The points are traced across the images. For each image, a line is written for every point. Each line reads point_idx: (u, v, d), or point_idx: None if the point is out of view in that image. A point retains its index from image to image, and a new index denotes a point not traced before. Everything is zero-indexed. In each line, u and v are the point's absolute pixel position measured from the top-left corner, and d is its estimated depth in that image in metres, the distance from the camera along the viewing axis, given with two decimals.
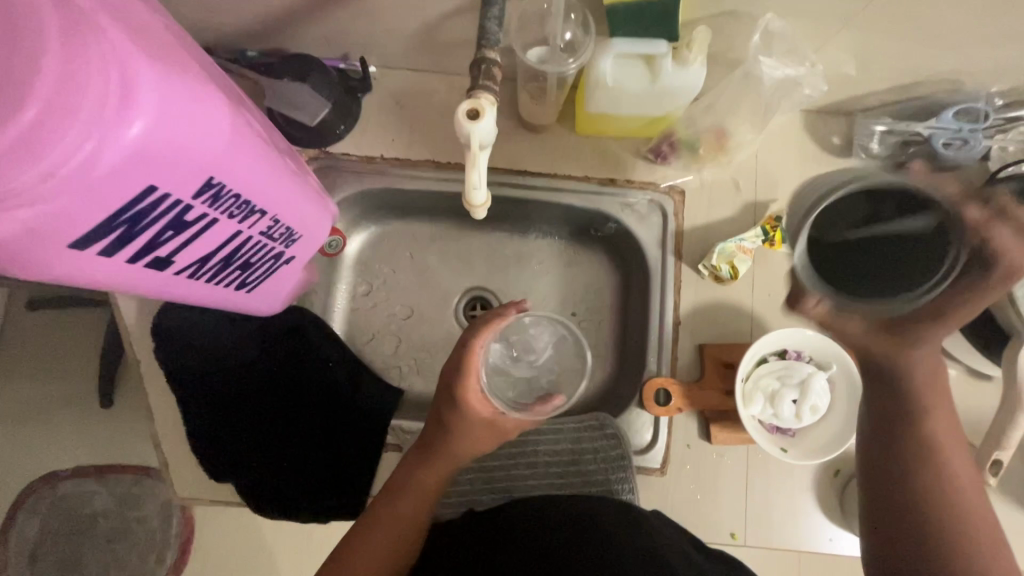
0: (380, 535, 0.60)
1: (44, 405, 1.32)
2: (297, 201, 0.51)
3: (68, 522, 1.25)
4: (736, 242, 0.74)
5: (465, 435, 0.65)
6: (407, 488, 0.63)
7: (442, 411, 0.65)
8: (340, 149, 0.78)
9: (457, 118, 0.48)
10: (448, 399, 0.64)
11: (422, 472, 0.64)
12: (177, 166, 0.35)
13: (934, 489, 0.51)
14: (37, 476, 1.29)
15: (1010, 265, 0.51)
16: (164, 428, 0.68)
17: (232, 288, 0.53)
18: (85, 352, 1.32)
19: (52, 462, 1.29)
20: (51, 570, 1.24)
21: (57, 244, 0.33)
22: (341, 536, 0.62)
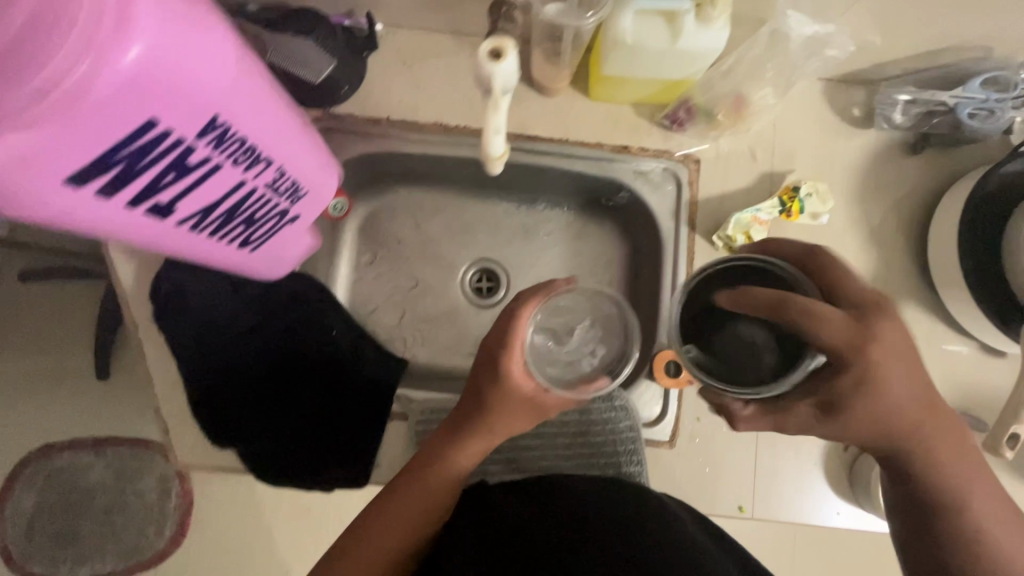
0: (399, 516, 0.58)
1: (37, 377, 1.29)
2: (304, 155, 0.49)
3: (65, 495, 1.24)
4: (752, 213, 0.72)
5: (506, 415, 0.60)
6: (434, 470, 0.60)
7: (482, 389, 0.60)
8: (345, 111, 0.75)
9: (478, 58, 0.44)
10: (489, 374, 0.60)
11: (452, 453, 0.61)
12: (179, 99, 0.33)
13: (950, 518, 0.50)
14: (32, 448, 1.26)
15: (884, 373, 0.47)
16: (164, 393, 0.67)
17: (235, 245, 0.51)
18: (79, 323, 1.29)
19: (46, 435, 1.27)
20: (48, 542, 1.23)
21: (51, 178, 0.31)
22: (360, 511, 0.60)
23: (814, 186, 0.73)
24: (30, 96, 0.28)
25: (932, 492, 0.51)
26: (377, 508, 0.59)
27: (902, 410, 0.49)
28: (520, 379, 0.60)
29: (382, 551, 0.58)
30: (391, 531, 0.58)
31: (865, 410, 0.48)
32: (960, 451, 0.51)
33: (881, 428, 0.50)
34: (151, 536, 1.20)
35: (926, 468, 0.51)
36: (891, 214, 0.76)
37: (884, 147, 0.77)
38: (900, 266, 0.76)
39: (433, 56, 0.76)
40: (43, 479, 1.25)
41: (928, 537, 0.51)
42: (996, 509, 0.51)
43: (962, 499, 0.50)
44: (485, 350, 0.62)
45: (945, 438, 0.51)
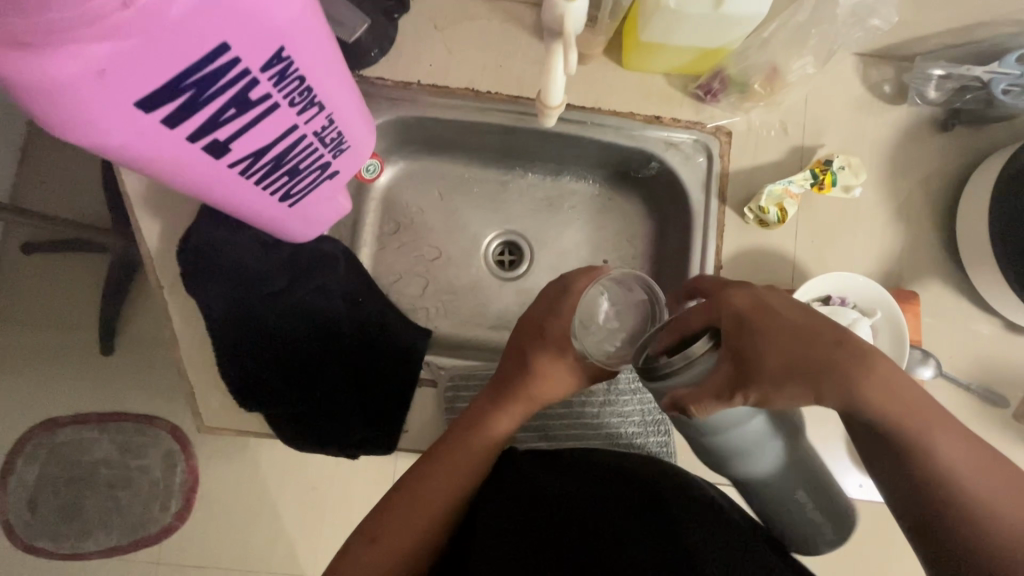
0: (440, 479, 0.59)
1: (36, 351, 1.25)
2: (351, 106, 0.48)
3: (69, 469, 1.21)
4: (784, 185, 0.72)
5: (550, 380, 0.61)
6: (476, 433, 0.61)
7: (527, 354, 0.61)
8: (374, 73, 0.74)
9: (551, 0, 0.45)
10: (536, 341, 0.61)
11: (494, 416, 0.62)
12: (251, 25, 0.32)
13: (937, 483, 0.41)
14: (32, 423, 1.22)
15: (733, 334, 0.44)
16: (191, 355, 0.66)
17: (276, 197, 0.50)
18: (83, 295, 1.26)
19: (46, 409, 1.22)
20: (52, 516, 1.20)
21: (119, 98, 0.30)
22: (408, 469, 0.61)
23: (846, 160, 0.73)
24: (114, 5, 0.27)
25: (906, 451, 0.42)
26: (416, 473, 0.59)
27: (789, 369, 0.42)
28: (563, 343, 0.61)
29: (420, 519, 0.58)
30: (430, 496, 0.59)
31: (793, 371, 0.42)
32: (905, 399, 0.41)
33: (818, 386, 0.42)
34: (156, 511, 1.19)
35: (898, 425, 0.41)
36: (919, 191, 0.76)
37: (914, 123, 0.77)
38: (927, 242, 0.76)
39: (464, 20, 0.75)
40: (45, 453, 1.22)
41: (918, 506, 0.42)
42: (983, 465, 0.41)
43: (940, 456, 0.41)
44: (531, 319, 0.63)
45: (893, 384, 0.41)
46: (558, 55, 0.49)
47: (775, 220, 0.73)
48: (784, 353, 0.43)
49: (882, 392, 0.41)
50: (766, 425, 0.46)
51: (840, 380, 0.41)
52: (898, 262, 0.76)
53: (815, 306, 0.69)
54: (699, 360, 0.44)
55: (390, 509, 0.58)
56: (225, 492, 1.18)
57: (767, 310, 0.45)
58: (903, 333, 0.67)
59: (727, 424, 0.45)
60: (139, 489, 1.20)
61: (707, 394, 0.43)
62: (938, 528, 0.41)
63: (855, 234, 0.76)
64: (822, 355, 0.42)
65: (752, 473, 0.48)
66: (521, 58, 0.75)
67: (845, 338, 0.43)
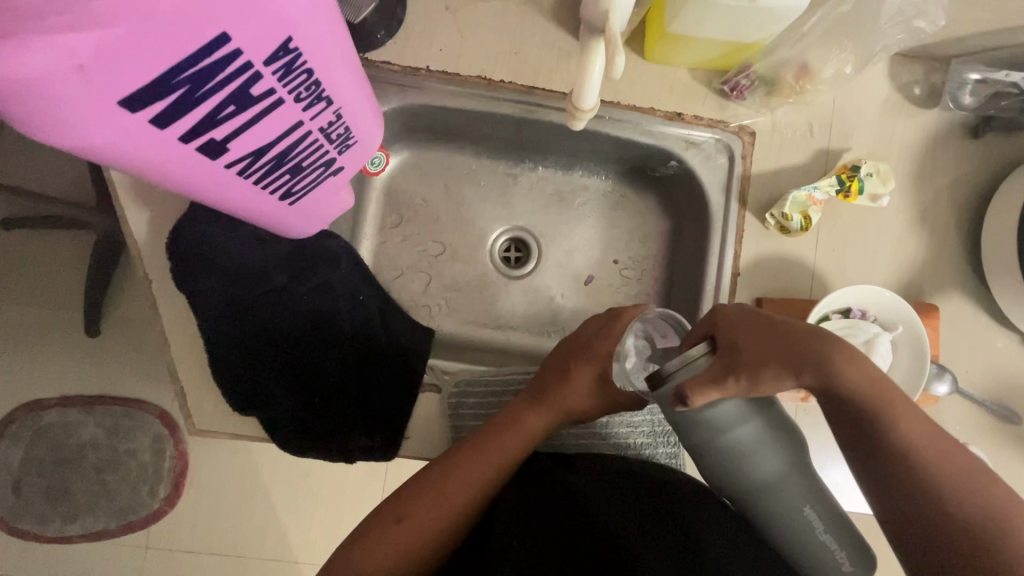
0: (468, 472, 0.58)
1: (17, 332, 1.19)
2: (360, 99, 0.44)
3: (54, 453, 1.18)
4: (810, 190, 0.69)
5: (586, 389, 0.62)
6: (510, 430, 0.61)
7: (570, 362, 0.63)
8: (380, 56, 0.69)
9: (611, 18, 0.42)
10: (579, 352, 0.63)
11: (531, 416, 0.61)
12: (255, 12, 0.28)
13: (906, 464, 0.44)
14: (13, 406, 1.18)
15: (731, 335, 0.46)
16: (182, 354, 0.62)
17: (276, 196, 0.46)
18: (66, 276, 1.20)
19: (28, 391, 1.18)
20: (37, 500, 1.17)
21: (102, 96, 0.26)
22: (430, 463, 0.60)
23: (875, 167, 0.70)
24: None
25: (877, 432, 0.45)
26: (443, 462, 0.59)
27: (770, 354, 0.45)
28: (606, 360, 0.62)
29: (441, 510, 0.56)
30: (455, 488, 0.57)
31: (778, 362, 0.45)
32: (874, 382, 0.45)
33: (799, 369, 0.45)
34: (145, 496, 1.16)
35: (872, 407, 0.45)
36: (946, 201, 0.73)
37: (945, 129, 0.74)
38: (950, 254, 0.73)
39: (478, 2, 0.70)
40: (29, 435, 1.18)
41: (889, 486, 0.45)
42: (945, 449, 0.44)
43: (909, 440, 0.44)
44: (576, 332, 0.65)
45: (861, 368, 0.45)
46: (601, 54, 0.46)
47: (798, 228, 0.70)
48: (760, 341, 0.46)
49: (857, 374, 0.45)
50: (761, 429, 0.45)
51: (817, 359, 0.45)
52: (920, 274, 0.73)
53: (835, 319, 0.67)
54: (695, 362, 0.44)
55: (413, 495, 0.57)
56: (217, 480, 1.15)
57: (754, 313, 0.48)
58: (925, 350, 0.65)
59: (720, 421, 0.44)
60: (128, 475, 1.17)
61: (696, 378, 0.43)
62: (913, 510, 0.44)
63: (877, 243, 0.73)
64: (796, 345, 0.45)
65: (749, 481, 0.45)
66: (537, 45, 0.70)
67: (816, 330, 0.47)
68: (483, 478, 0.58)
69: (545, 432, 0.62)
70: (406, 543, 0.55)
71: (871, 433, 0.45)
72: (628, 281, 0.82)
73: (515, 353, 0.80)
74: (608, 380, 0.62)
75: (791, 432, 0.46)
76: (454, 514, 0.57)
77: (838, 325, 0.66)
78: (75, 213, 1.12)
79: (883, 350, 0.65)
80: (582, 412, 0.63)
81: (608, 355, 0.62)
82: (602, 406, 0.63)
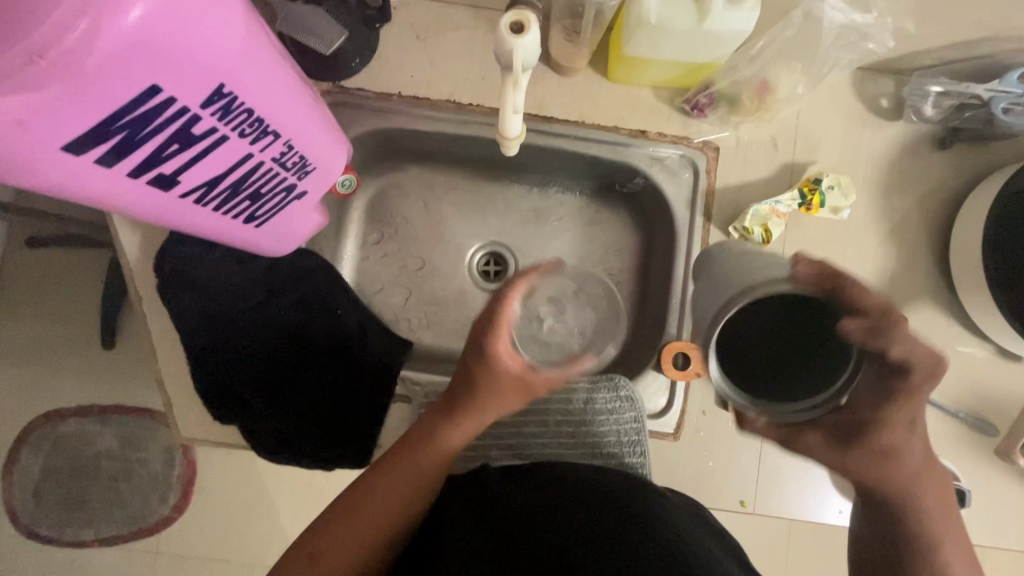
0: (381, 496, 0.56)
1: (41, 346, 1.26)
2: (313, 130, 0.47)
3: (74, 460, 1.23)
4: (771, 205, 0.70)
5: (498, 394, 0.58)
6: (426, 447, 0.58)
7: (470, 369, 0.58)
8: (356, 84, 0.73)
9: (499, 31, 0.44)
10: (476, 357, 0.57)
11: (445, 432, 0.59)
12: (186, 66, 0.31)
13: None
14: (38, 415, 1.24)
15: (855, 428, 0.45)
16: (168, 366, 0.67)
17: (240, 220, 0.50)
18: (81, 292, 1.27)
19: (51, 401, 1.24)
20: (58, 505, 1.22)
21: (45, 148, 0.29)
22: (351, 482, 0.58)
23: (836, 180, 0.71)
24: (29, 60, 0.25)
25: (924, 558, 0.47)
26: (360, 484, 0.57)
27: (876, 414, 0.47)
28: (509, 364, 0.57)
29: (360, 539, 0.55)
30: (371, 516, 0.56)
31: (848, 423, 0.46)
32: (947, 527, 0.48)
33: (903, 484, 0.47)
34: (154, 503, 1.18)
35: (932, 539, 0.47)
36: (914, 211, 0.74)
37: (911, 140, 0.74)
38: (919, 264, 0.73)
39: (447, 30, 0.73)
40: (50, 442, 1.24)
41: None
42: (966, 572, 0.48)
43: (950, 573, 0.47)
44: (470, 337, 0.59)
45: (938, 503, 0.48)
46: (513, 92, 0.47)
47: (761, 241, 0.71)
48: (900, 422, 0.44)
49: (929, 504, 0.48)
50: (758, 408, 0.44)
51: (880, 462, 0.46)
52: (889, 284, 0.73)
53: None
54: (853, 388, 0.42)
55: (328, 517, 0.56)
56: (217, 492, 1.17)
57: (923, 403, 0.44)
58: None
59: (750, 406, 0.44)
60: (139, 482, 1.20)
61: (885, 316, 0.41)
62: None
63: (843, 254, 0.73)
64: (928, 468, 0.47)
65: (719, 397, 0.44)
66: None
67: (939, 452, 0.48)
68: (400, 505, 0.57)
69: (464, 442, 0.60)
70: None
71: (899, 546, 0.48)
72: None
73: None
74: (521, 379, 0.58)
75: (826, 407, 0.42)
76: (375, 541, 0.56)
77: None
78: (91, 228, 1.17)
79: None
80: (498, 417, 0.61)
81: (509, 356, 0.57)
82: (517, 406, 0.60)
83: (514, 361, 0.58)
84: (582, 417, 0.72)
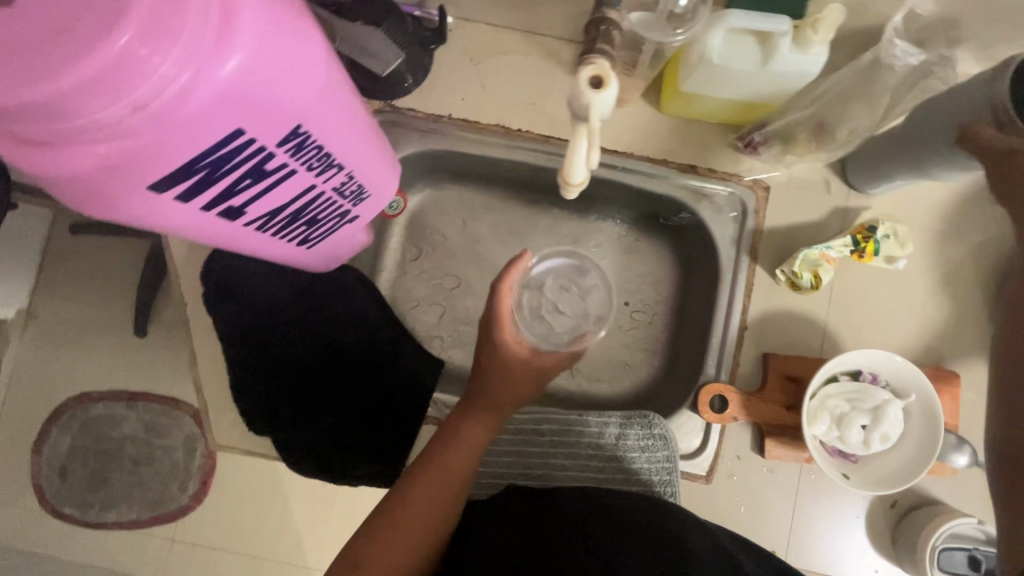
0: (424, 506, 0.54)
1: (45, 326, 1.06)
2: (374, 160, 0.47)
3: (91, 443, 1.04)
4: (822, 249, 0.68)
5: (512, 379, 0.62)
6: (454, 447, 0.58)
7: (482, 359, 0.63)
8: (407, 103, 0.74)
9: (577, 84, 0.41)
10: (486, 346, 0.63)
11: (470, 428, 0.60)
12: (269, 108, 0.31)
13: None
14: (48, 399, 1.04)
15: None
16: (208, 373, 0.69)
17: (294, 243, 0.50)
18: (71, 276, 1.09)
19: (61, 381, 1.05)
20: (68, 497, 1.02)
21: (133, 187, 0.30)
22: (383, 495, 0.56)
23: (892, 229, 0.68)
24: (129, 111, 0.25)
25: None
26: (396, 494, 0.55)
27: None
28: (516, 348, 0.63)
29: (404, 555, 0.52)
30: (413, 530, 0.53)
31: None
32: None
33: None
34: (174, 490, 1.01)
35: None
36: (972, 263, 0.71)
37: (972, 189, 0.71)
38: (975, 319, 0.71)
39: (500, 54, 0.73)
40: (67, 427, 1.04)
41: None
42: None
43: None
44: (479, 331, 0.64)
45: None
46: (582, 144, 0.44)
47: (809, 285, 0.69)
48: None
49: None
50: None
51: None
52: (941, 337, 0.71)
53: (843, 380, 0.66)
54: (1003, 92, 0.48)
55: (368, 538, 0.52)
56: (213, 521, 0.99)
57: None
58: (938, 421, 0.62)
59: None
60: (160, 470, 1.02)
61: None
62: None
63: (894, 303, 0.71)
64: None
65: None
66: (556, 96, 0.73)
67: None
68: (438, 513, 0.54)
69: (487, 435, 0.61)
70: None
71: None
72: (637, 324, 0.81)
73: None
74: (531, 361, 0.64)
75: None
76: (420, 554, 0.53)
77: (845, 387, 0.65)
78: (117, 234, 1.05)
79: (892, 418, 0.63)
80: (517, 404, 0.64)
81: (516, 341, 0.63)
82: (533, 389, 0.64)
83: (521, 348, 0.63)
84: (613, 447, 0.71)
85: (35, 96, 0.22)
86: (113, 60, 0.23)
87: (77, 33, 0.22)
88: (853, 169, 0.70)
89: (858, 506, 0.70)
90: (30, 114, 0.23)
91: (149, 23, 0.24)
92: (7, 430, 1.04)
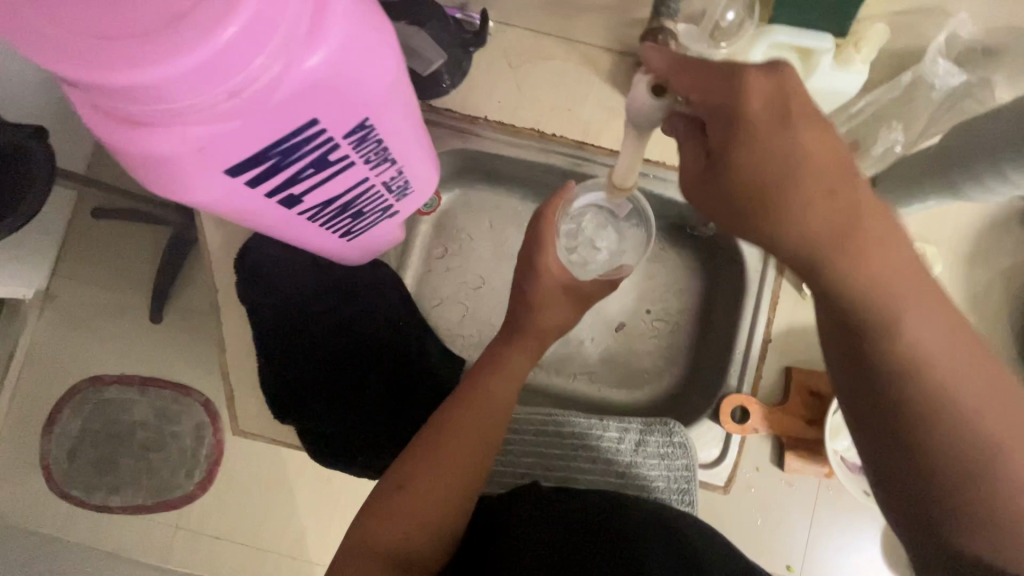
0: (470, 432, 0.55)
1: (57, 306, 1.04)
2: (423, 157, 0.48)
3: (100, 429, 1.01)
4: None
5: (549, 307, 0.61)
6: (495, 373, 0.59)
7: (523, 281, 0.61)
8: (444, 103, 0.75)
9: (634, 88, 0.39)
10: (528, 274, 0.60)
11: (510, 356, 0.60)
12: (344, 101, 0.32)
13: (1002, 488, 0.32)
14: (57, 383, 1.02)
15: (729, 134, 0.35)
16: (236, 358, 0.70)
17: (337, 234, 0.51)
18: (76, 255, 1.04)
19: (71, 366, 1.02)
20: (75, 483, 1.00)
21: (212, 169, 0.31)
22: (424, 426, 0.56)
23: (922, 249, 0.69)
24: (223, 97, 0.26)
25: (931, 436, 0.34)
26: (440, 419, 0.56)
27: (784, 206, 0.34)
28: (558, 273, 0.60)
29: (447, 485, 0.52)
30: (454, 462, 0.53)
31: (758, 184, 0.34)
32: (956, 349, 0.34)
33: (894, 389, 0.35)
34: (182, 477, 0.99)
35: (938, 397, 0.33)
36: (999, 288, 0.71)
37: (1002, 214, 0.71)
38: (1000, 344, 0.71)
39: (538, 59, 0.74)
40: (76, 412, 1.02)
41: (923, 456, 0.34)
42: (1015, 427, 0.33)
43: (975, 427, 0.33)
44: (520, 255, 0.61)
45: (956, 360, 0.34)
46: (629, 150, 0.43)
47: None
48: (763, 185, 0.34)
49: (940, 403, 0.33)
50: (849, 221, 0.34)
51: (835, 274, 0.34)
52: None
53: None
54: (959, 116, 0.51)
55: (412, 461, 0.53)
56: (223, 513, 0.98)
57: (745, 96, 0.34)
58: None
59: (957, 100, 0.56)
60: (168, 459, 1.00)
61: (685, 77, 0.36)
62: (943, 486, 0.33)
63: None
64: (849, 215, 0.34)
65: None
66: (591, 103, 0.74)
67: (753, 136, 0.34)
68: (481, 440, 0.55)
69: (526, 362, 0.61)
70: (420, 528, 0.50)
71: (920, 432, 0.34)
72: (658, 332, 0.81)
73: (542, 393, 0.81)
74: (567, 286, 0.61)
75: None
76: (464, 484, 0.53)
77: None
78: (124, 216, 1.00)
79: None
80: (556, 333, 0.62)
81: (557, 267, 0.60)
82: (573, 314, 0.62)
83: (562, 272, 0.61)
84: (643, 429, 0.71)
85: (145, 79, 0.24)
86: (221, 50, 0.24)
87: (190, 22, 0.23)
88: (883, 185, 0.70)
89: (875, 524, 0.70)
90: (136, 95, 0.24)
91: (255, 18, 0.24)
92: (18, 411, 1.02)
